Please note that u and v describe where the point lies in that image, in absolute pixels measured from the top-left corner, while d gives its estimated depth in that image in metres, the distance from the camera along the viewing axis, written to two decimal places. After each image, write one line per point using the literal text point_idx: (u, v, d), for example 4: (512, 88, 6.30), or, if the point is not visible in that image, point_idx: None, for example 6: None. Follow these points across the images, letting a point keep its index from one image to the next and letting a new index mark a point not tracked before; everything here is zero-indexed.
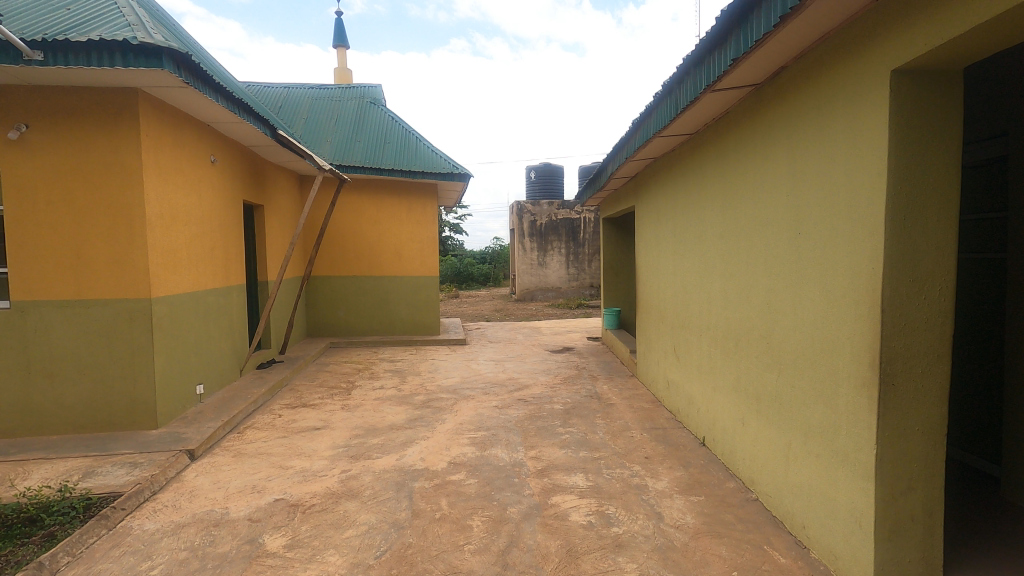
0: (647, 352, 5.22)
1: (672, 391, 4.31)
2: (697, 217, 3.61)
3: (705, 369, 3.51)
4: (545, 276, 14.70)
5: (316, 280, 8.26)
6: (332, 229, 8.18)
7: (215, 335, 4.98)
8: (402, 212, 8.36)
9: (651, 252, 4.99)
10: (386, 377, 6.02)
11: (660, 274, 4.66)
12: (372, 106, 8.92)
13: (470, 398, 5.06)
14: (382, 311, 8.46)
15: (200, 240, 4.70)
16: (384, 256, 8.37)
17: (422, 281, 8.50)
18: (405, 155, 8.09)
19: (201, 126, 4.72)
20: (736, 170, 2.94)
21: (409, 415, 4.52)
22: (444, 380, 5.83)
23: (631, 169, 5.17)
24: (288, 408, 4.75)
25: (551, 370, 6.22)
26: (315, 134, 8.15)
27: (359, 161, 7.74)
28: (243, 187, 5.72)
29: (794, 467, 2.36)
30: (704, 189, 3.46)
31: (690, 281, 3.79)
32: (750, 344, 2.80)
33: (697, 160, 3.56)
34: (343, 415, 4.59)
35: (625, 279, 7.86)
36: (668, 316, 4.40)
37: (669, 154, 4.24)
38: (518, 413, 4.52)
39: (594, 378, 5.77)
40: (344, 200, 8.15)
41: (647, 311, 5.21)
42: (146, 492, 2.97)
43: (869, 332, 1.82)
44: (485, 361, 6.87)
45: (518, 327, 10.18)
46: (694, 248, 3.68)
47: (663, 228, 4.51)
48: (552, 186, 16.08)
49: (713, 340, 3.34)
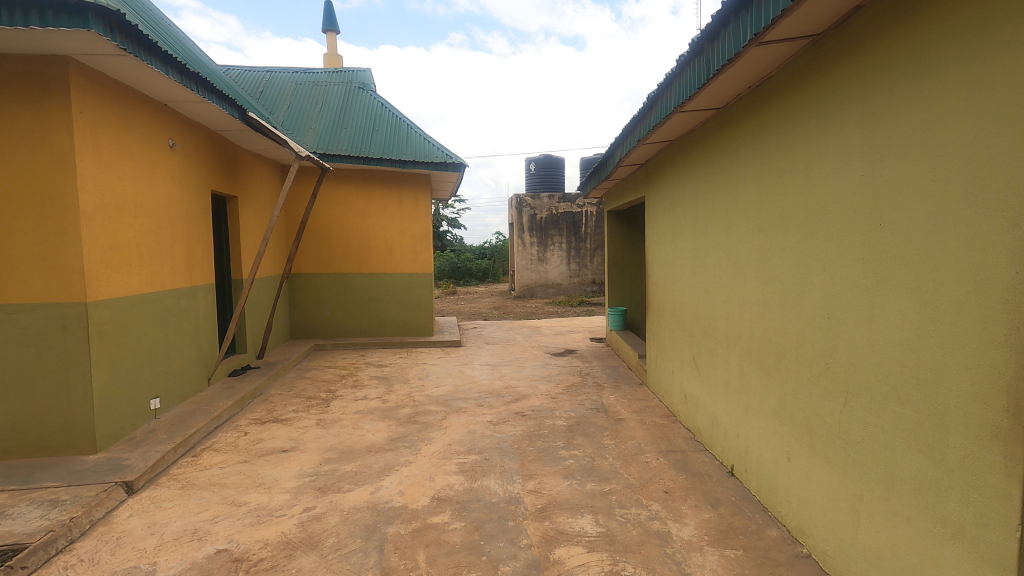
0: (660, 360, 4.69)
1: (691, 406, 3.79)
2: (725, 207, 3.08)
3: (734, 385, 2.98)
4: (545, 272, 14.16)
5: (300, 277, 7.72)
6: (317, 224, 7.63)
7: (176, 342, 4.44)
8: (392, 205, 7.81)
9: (665, 248, 4.45)
10: (371, 385, 5.49)
11: (675, 272, 4.14)
12: (361, 91, 8.35)
13: (462, 411, 4.52)
14: (371, 311, 7.92)
15: (156, 235, 4.16)
16: (373, 252, 7.83)
17: (414, 279, 7.96)
18: (395, 144, 7.53)
19: (156, 105, 4.17)
20: (780, 148, 2.41)
21: (391, 434, 3.98)
22: (434, 388, 5.29)
23: (643, 155, 4.62)
24: (256, 424, 4.21)
25: (551, 377, 5.68)
26: (298, 122, 7.58)
27: (345, 150, 7.18)
28: (212, 176, 5.18)
29: (866, 524, 1.84)
30: (733, 174, 2.94)
31: (714, 282, 3.27)
32: (797, 361, 2.28)
33: (726, 140, 3.03)
34: (318, 432, 4.06)
35: (632, 276, 7.30)
36: (685, 321, 3.88)
37: (689, 135, 3.69)
38: (515, 430, 3.99)
39: (600, 387, 5.23)
40: (330, 192, 7.60)
41: (660, 313, 4.68)
42: (59, 542, 2.44)
43: (1010, 363, 1.31)
44: (481, 365, 6.33)
45: (518, 326, 9.64)
46: (720, 243, 3.16)
47: (680, 220, 3.98)
48: (551, 178, 15.51)
49: (745, 352, 2.81)
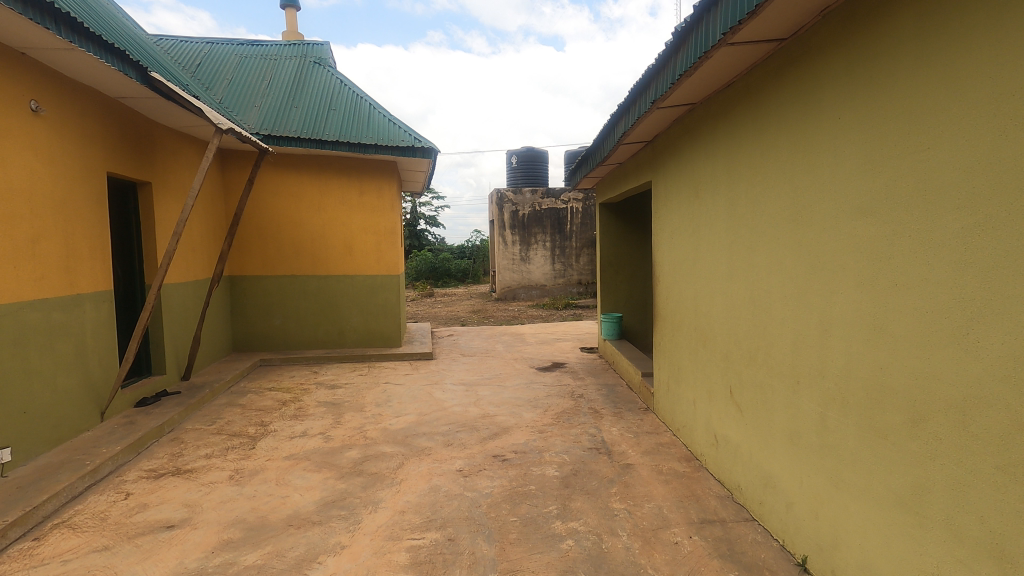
0: (674, 385, 3.76)
1: (725, 452, 2.87)
2: (790, 183, 2.16)
3: (806, 442, 2.07)
4: (528, 272, 13.20)
5: (243, 281, 6.63)
6: (263, 218, 6.56)
7: (44, 369, 3.36)
8: (352, 197, 6.77)
9: (681, 245, 3.55)
10: (317, 414, 4.46)
11: (697, 278, 3.24)
12: (316, 66, 7.28)
13: (425, 455, 3.52)
14: (328, 319, 6.85)
15: (5, 225, 3.09)
16: (330, 251, 6.77)
17: (378, 282, 6.93)
18: (354, 125, 6.50)
19: (5, 51, 3.10)
20: (927, 80, 1.48)
21: (326, 495, 2.95)
22: (394, 419, 4.28)
23: (654, 126, 3.67)
24: (147, 480, 3.16)
25: (538, 401, 4.70)
26: (240, 99, 6.49)
27: (294, 131, 6.15)
28: (108, 154, 4.10)
29: None
30: (811, 135, 2.01)
31: (767, 291, 2.35)
32: (957, 430, 1.38)
33: (797, 89, 2.10)
34: (227, 492, 3.01)
35: (628, 279, 6.35)
36: (716, 339, 2.97)
37: (724, 94, 2.77)
38: (493, 486, 3.00)
39: (599, 416, 4.26)
40: (278, 181, 6.53)
41: (673, 326, 3.75)
42: None
43: None
44: (453, 385, 5.33)
45: (498, 334, 8.65)
46: (780, 237, 2.24)
47: (706, 204, 3.06)
48: (534, 173, 14.55)
49: (830, 398, 1.91)
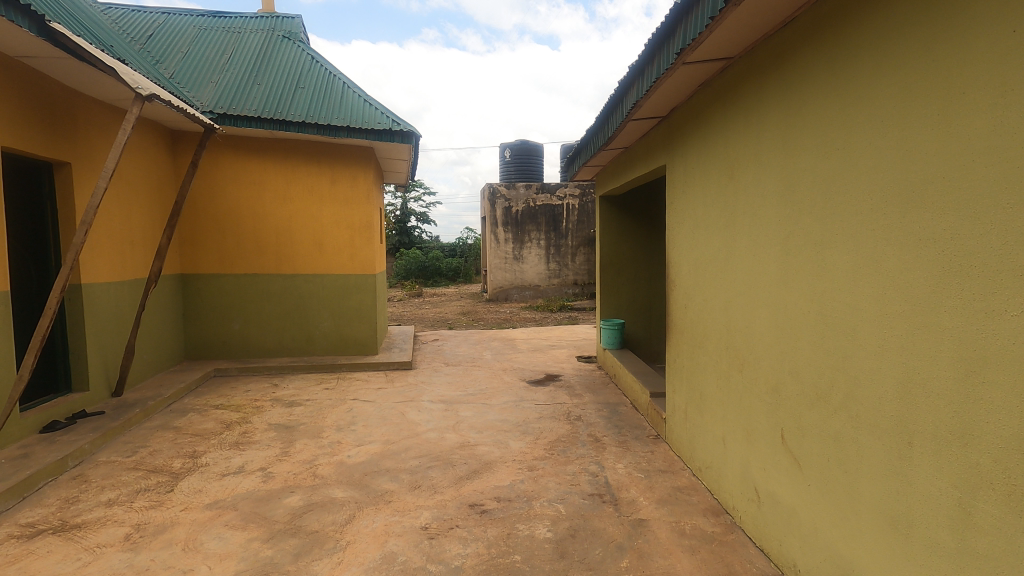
0: (694, 414, 3.07)
1: (770, 514, 2.19)
2: (902, 149, 1.47)
3: (923, 536, 1.39)
4: (521, 272, 12.49)
5: (198, 280, 5.89)
6: (221, 209, 5.84)
7: None
8: (323, 186, 6.03)
9: (706, 242, 2.85)
10: (263, 442, 3.72)
11: (729, 283, 2.55)
12: (285, 41, 6.53)
13: (383, 504, 2.79)
14: (295, 323, 6.11)
15: None
16: (297, 246, 6.04)
17: (352, 283, 6.20)
18: (324, 105, 5.77)
19: None
20: None
21: (241, 569, 2.22)
22: (354, 449, 3.56)
23: (672, 94, 2.98)
24: (13, 544, 2.42)
25: (528, 425, 4.00)
26: (195, 74, 5.74)
27: (254, 110, 5.42)
28: (4, 125, 3.34)
29: None
30: (947, 73, 1.33)
31: (851, 305, 1.66)
32: None
33: (920, 7, 1.41)
34: (112, 563, 2.28)
35: (632, 281, 5.64)
36: (758, 364, 2.28)
37: (781, 38, 2.09)
38: (464, 556, 2.28)
39: (600, 447, 3.55)
40: (239, 168, 5.81)
41: (694, 342, 3.05)
42: None
43: None
44: (431, 402, 4.61)
45: (487, 339, 7.94)
46: (876, 230, 1.56)
47: (747, 188, 2.37)
48: (528, 167, 13.84)
49: (982, 481, 1.23)
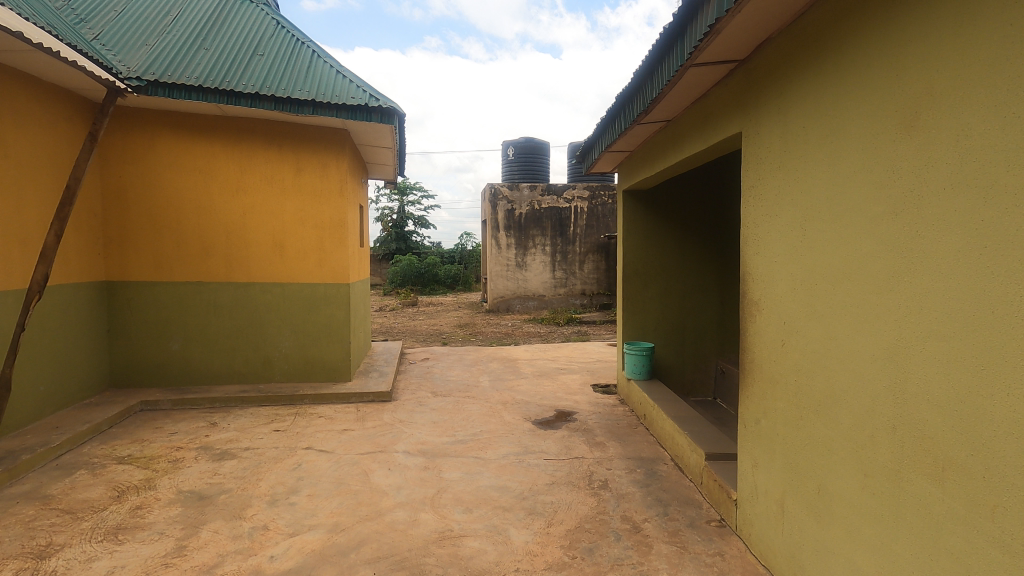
0: (803, 515, 1.94)
1: None
2: None
3: None
4: (524, 280, 11.38)
5: (128, 289, 4.79)
6: (157, 203, 4.75)
7: None
8: (286, 176, 4.93)
9: (839, 243, 1.73)
10: (156, 526, 2.59)
11: (908, 313, 1.43)
12: (245, 4, 5.46)
13: None
14: (249, 343, 5.00)
15: None
16: (253, 249, 4.94)
17: (322, 294, 5.08)
18: (285, 75, 4.69)
19: None
20: None
21: None
22: (281, 543, 2.43)
23: (772, 8, 1.88)
24: None
25: (536, 499, 2.86)
26: (127, 36, 4.66)
27: (195, 78, 4.35)
28: None
29: None
30: None
31: None
32: None
33: None
34: None
35: (663, 295, 4.52)
36: (1006, 480, 1.15)
37: None
38: None
39: (643, 544, 2.42)
40: (180, 153, 4.74)
41: (804, 403, 1.94)
42: None
43: None
44: (406, 456, 3.48)
45: (485, 359, 6.80)
46: None
47: (968, 139, 1.26)
48: (532, 168, 12.77)
49: None
